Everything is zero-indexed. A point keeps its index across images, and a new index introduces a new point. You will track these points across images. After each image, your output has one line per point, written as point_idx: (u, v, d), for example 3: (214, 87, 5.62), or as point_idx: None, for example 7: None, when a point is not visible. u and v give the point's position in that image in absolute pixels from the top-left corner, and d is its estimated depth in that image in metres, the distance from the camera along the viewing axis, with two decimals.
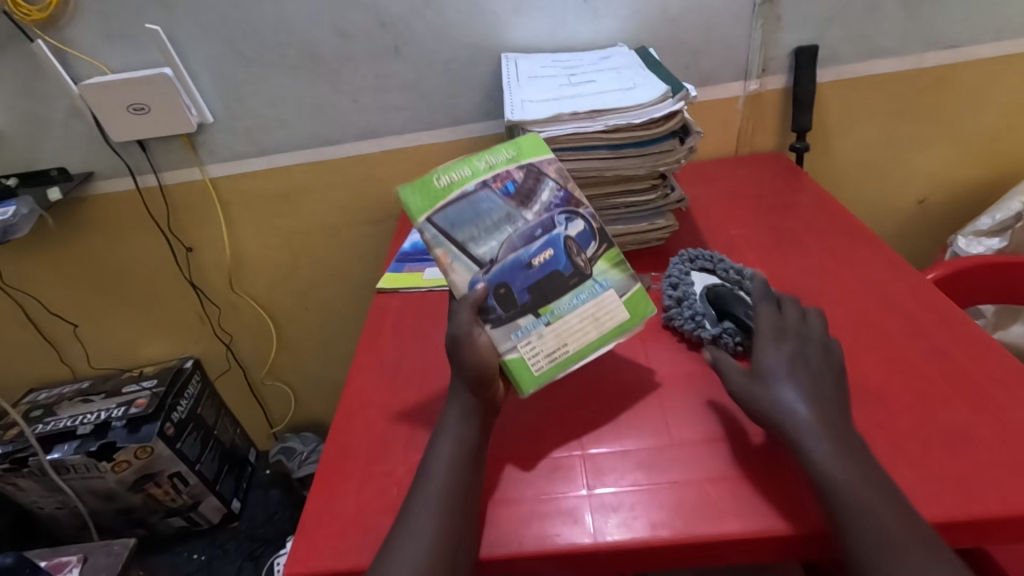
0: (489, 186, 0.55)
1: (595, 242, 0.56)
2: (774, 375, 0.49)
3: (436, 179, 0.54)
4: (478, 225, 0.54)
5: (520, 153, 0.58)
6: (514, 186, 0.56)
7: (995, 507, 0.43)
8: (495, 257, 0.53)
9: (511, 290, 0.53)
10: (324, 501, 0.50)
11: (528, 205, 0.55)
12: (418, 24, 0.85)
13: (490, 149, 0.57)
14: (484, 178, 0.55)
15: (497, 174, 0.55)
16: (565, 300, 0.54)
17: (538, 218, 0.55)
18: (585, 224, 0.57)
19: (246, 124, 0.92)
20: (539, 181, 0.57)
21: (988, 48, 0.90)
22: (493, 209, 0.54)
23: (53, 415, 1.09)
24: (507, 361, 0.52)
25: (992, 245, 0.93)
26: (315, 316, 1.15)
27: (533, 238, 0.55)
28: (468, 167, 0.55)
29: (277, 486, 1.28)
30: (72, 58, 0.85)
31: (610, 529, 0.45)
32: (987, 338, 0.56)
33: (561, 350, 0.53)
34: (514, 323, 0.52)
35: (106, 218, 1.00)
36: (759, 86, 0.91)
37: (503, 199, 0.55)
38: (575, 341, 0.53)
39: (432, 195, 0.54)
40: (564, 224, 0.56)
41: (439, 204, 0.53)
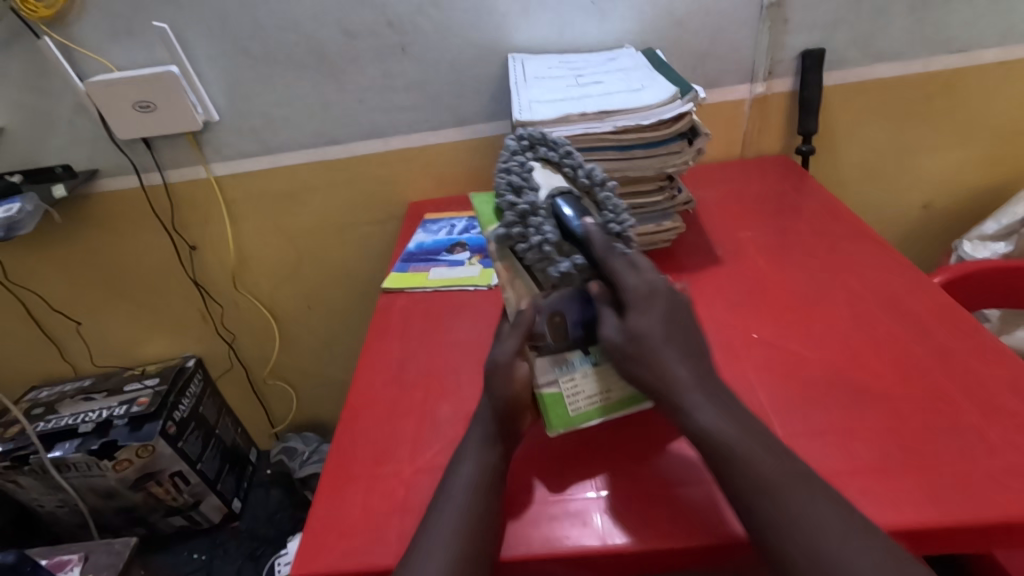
0: None
1: None
2: (654, 342, 0.46)
3: None
4: None
5: None
6: None
7: (1008, 511, 0.43)
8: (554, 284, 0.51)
9: (566, 321, 0.52)
10: (331, 500, 0.50)
11: None
12: (425, 23, 0.85)
13: (556, 171, 0.59)
14: (550, 200, 0.55)
15: (561, 199, 0.56)
16: None
17: None
18: None
19: (252, 123, 0.92)
20: (600, 214, 0.56)
21: (995, 52, 0.90)
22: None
23: (55, 413, 1.09)
24: (541, 395, 0.51)
25: (997, 250, 0.93)
26: (318, 315, 1.14)
27: None
28: (538, 183, 0.57)
29: (278, 486, 1.23)
30: (78, 55, 0.85)
31: (620, 531, 0.45)
32: (996, 342, 0.56)
33: (602, 395, 0.52)
34: (561, 356, 0.52)
35: (110, 216, 1.00)
36: (766, 89, 0.91)
37: None
38: (619, 389, 0.52)
39: (500, 208, 0.56)
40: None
41: None
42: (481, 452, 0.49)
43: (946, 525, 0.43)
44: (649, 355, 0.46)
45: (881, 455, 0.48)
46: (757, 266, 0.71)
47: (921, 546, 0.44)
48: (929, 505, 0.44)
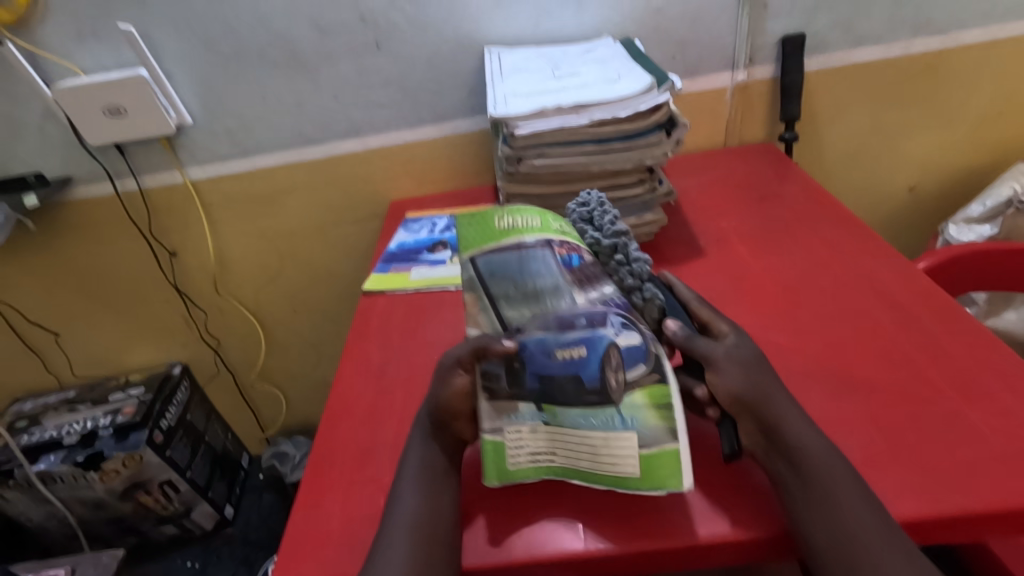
0: (551, 247, 0.49)
1: (643, 365, 0.47)
2: (767, 381, 0.46)
3: (498, 218, 0.51)
4: (516, 285, 0.49)
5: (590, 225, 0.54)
6: (577, 261, 0.49)
7: (992, 501, 0.42)
8: (519, 326, 0.48)
9: (523, 367, 0.47)
10: (311, 510, 0.49)
11: (584, 287, 0.48)
12: (399, 18, 0.83)
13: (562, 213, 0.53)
14: (550, 238, 0.49)
15: (565, 241, 0.50)
16: (574, 414, 0.47)
17: (589, 306, 0.47)
18: (641, 338, 0.47)
19: (226, 125, 0.90)
20: (601, 273, 0.50)
21: (976, 32, 0.89)
22: (541, 275, 0.48)
23: (38, 425, 1.07)
24: (485, 440, 0.48)
25: (983, 232, 0.92)
26: (304, 318, 1.13)
27: (570, 326, 0.47)
28: (540, 219, 0.51)
29: (271, 490, 1.25)
30: (43, 60, 0.82)
31: (602, 533, 0.44)
32: (981, 327, 0.55)
33: (547, 456, 0.48)
34: (509, 405, 0.48)
35: (87, 224, 0.98)
36: (747, 76, 0.90)
37: (560, 267, 0.48)
38: (563, 456, 0.47)
39: (488, 234, 0.50)
40: (615, 327, 0.47)
41: (490, 246, 0.49)
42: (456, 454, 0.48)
43: (928, 516, 0.42)
44: (754, 394, 0.45)
45: (865, 446, 0.47)
46: (741, 256, 0.70)
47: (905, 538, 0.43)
48: (910, 495, 0.43)
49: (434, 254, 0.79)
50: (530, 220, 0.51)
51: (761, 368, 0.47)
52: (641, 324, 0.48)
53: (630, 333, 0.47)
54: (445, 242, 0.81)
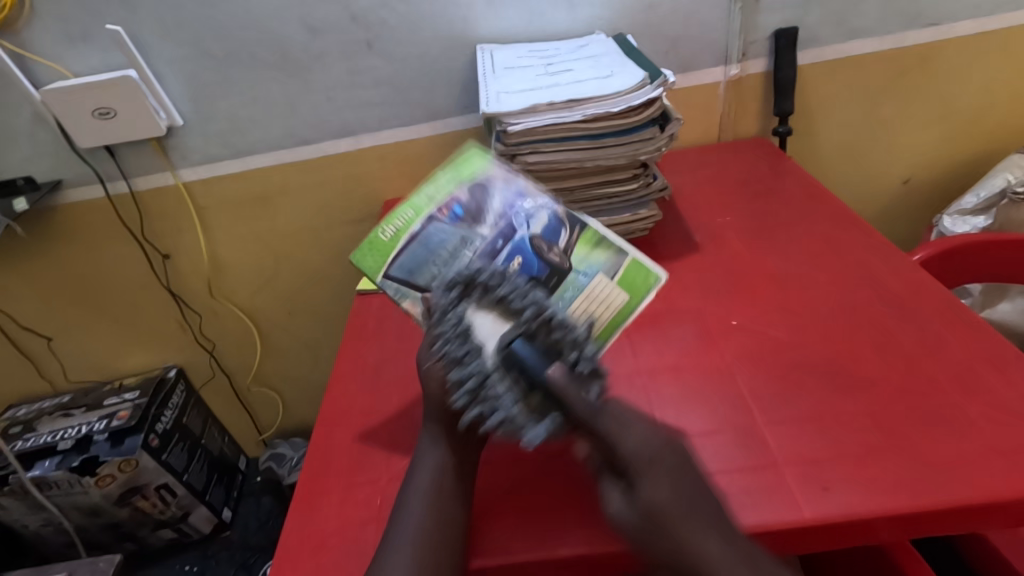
0: (436, 218, 0.57)
1: (564, 231, 0.58)
2: (676, 518, 0.40)
3: (382, 233, 0.57)
4: (436, 262, 0.55)
5: (461, 173, 0.60)
6: (461, 209, 0.57)
7: (989, 491, 0.42)
8: None
9: None
10: (308, 513, 0.49)
11: (480, 221, 0.57)
12: (390, 17, 0.83)
13: (430, 180, 0.59)
14: (429, 213, 0.57)
15: (441, 204, 0.57)
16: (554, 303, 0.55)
17: (496, 228, 0.57)
18: (547, 216, 0.58)
19: (218, 126, 0.90)
20: (483, 197, 0.58)
21: (968, 24, 0.89)
22: (445, 239, 0.56)
23: (32, 431, 1.06)
24: None
25: (978, 224, 0.92)
26: (300, 320, 1.13)
27: (497, 250, 0.55)
28: (409, 208, 0.58)
29: (269, 494, 1.24)
30: (31, 63, 0.82)
31: (600, 531, 0.44)
32: (978, 319, 0.55)
33: None
34: None
35: (78, 228, 0.97)
36: (740, 71, 0.90)
37: (453, 225, 0.57)
38: None
39: (383, 250, 0.57)
40: (525, 224, 0.57)
41: (392, 256, 0.56)
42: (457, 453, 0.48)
43: (927, 507, 0.42)
44: (646, 536, 0.40)
45: (865, 439, 0.47)
46: (736, 251, 0.70)
47: (905, 530, 0.43)
48: (910, 487, 0.43)
49: None
50: (431, 189, 0.59)
51: (660, 529, 0.40)
52: (538, 203, 0.59)
53: (538, 218, 0.58)
54: None
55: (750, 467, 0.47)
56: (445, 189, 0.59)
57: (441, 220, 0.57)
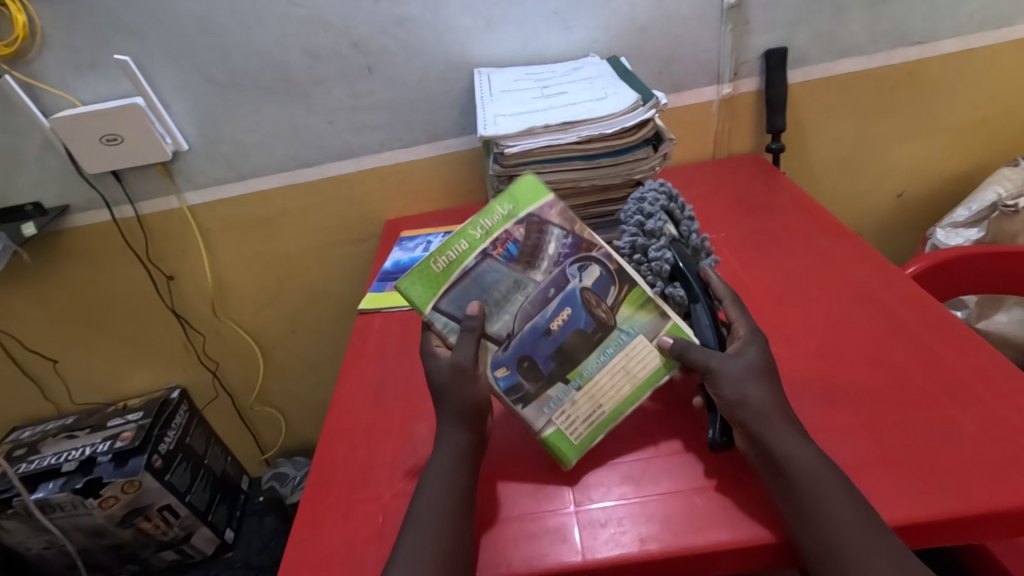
0: (489, 255, 0.50)
1: (614, 287, 0.53)
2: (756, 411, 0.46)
3: (433, 262, 0.50)
4: (487, 302, 0.51)
5: (517, 205, 0.51)
6: (516, 248, 0.51)
7: (981, 502, 0.42)
8: (510, 331, 0.51)
9: (535, 360, 0.51)
10: (312, 531, 0.49)
11: (536, 265, 0.51)
12: (390, 43, 0.85)
13: (484, 209, 0.51)
14: (483, 247, 0.50)
15: (496, 239, 0.50)
16: (592, 359, 0.52)
17: (549, 276, 0.51)
18: (600, 268, 0.53)
19: (222, 150, 0.92)
20: (542, 234, 0.51)
21: (953, 42, 0.91)
22: (498, 281, 0.50)
23: (37, 453, 1.06)
24: (545, 437, 0.49)
25: (970, 237, 0.94)
26: (301, 339, 1.14)
27: (547, 300, 0.51)
28: (464, 238, 0.50)
29: (272, 513, 1.24)
30: (41, 92, 0.84)
31: (600, 545, 0.44)
32: (969, 331, 0.56)
33: (597, 413, 0.50)
34: (543, 396, 0.51)
35: (85, 251, 0.99)
36: (733, 90, 0.92)
37: (507, 266, 0.50)
38: (609, 401, 0.51)
39: (433, 282, 0.50)
40: (578, 275, 0.52)
41: (442, 290, 0.50)
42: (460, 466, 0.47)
43: (923, 518, 0.42)
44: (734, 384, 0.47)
45: (858, 452, 0.48)
46: (732, 266, 0.71)
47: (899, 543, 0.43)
48: (905, 499, 0.44)
49: None
50: (484, 221, 0.50)
51: (759, 378, 0.48)
52: (594, 254, 0.53)
53: (589, 267, 0.53)
54: None
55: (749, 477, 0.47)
56: (496, 226, 0.50)
57: (495, 261, 0.50)
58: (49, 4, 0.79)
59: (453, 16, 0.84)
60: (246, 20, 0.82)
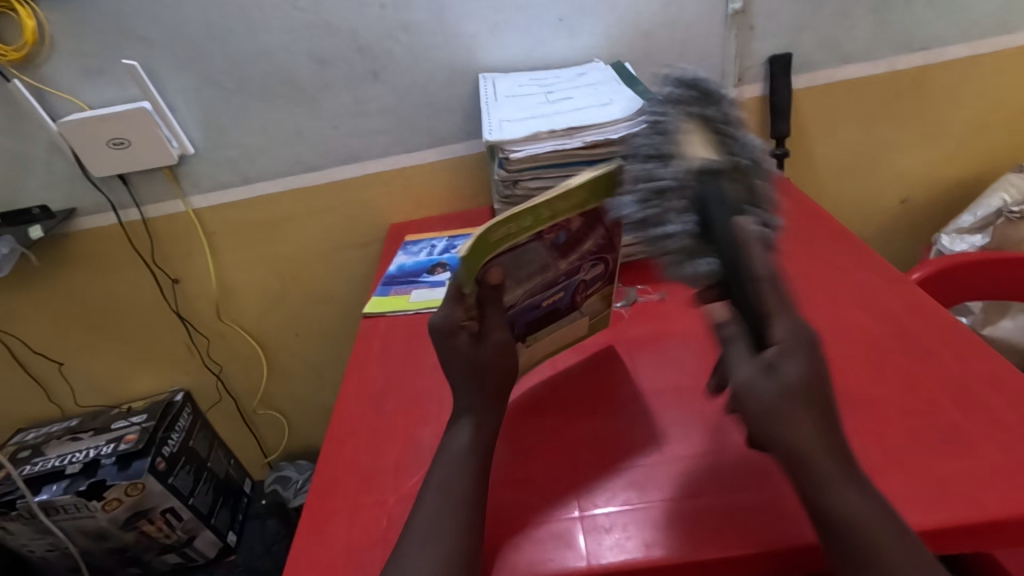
0: (542, 237, 0.51)
1: (601, 281, 0.60)
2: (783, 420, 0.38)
3: (492, 233, 0.47)
4: (517, 274, 0.52)
5: (590, 197, 0.52)
6: (564, 238, 0.53)
7: (987, 511, 0.42)
8: (518, 300, 0.53)
9: (518, 325, 0.55)
10: (316, 535, 0.49)
11: (567, 255, 0.54)
12: (395, 48, 0.86)
13: (561, 194, 0.50)
14: (541, 229, 0.50)
15: (554, 226, 0.51)
16: (549, 328, 0.59)
17: (569, 266, 0.56)
18: (602, 268, 0.59)
19: (228, 154, 0.92)
20: (590, 228, 0.54)
21: (958, 48, 0.91)
22: (535, 258, 0.52)
23: (41, 455, 1.07)
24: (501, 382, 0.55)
25: (975, 242, 0.93)
26: (305, 342, 1.14)
27: (556, 284, 0.56)
28: (529, 216, 0.49)
29: (275, 517, 1.24)
30: (49, 96, 0.85)
31: (605, 551, 0.44)
32: (975, 339, 0.56)
33: (529, 360, 0.59)
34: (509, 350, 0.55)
35: (91, 254, 0.99)
36: (737, 95, 0.92)
37: (550, 251, 0.53)
38: (541, 352, 0.60)
39: (486, 251, 0.48)
40: (586, 269, 0.58)
41: (489, 257, 0.49)
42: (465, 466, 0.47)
43: (930, 526, 0.42)
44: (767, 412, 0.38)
45: (864, 459, 0.47)
46: None
47: None
48: (912, 507, 0.43)
49: (433, 276, 0.80)
50: (564, 203, 0.51)
51: (802, 403, 0.38)
52: (608, 255, 0.58)
53: (598, 266, 0.58)
54: (444, 264, 0.82)
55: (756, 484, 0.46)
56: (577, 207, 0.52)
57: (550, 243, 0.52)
58: (58, 9, 0.79)
59: (458, 21, 0.85)
60: (253, 26, 0.83)
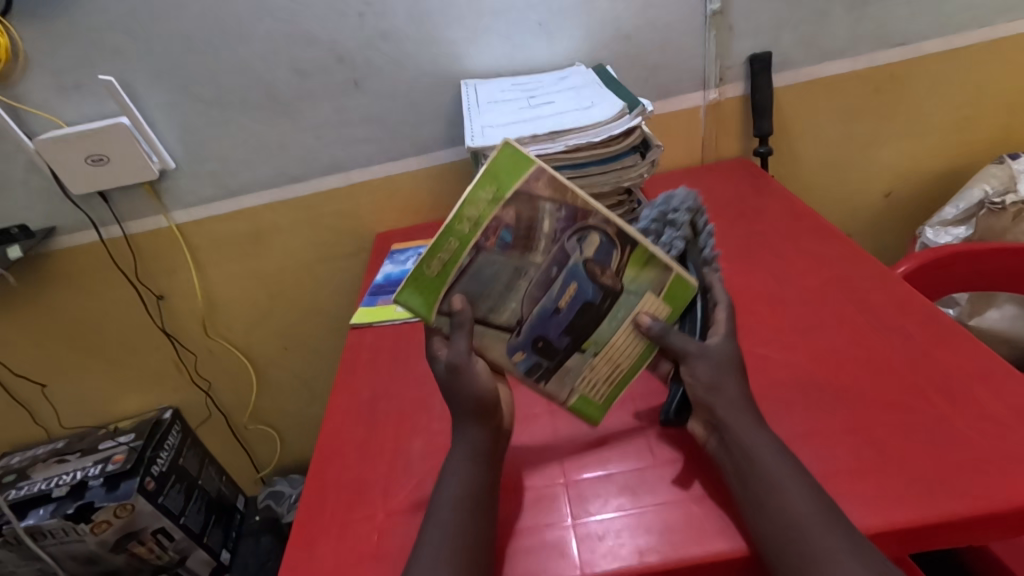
0: (484, 248, 0.46)
1: (616, 251, 0.48)
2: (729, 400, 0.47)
3: (426, 268, 0.46)
4: (491, 294, 0.48)
5: (502, 184, 0.44)
6: (509, 233, 0.46)
7: (982, 502, 0.42)
8: (519, 317, 0.49)
9: (549, 340, 0.50)
10: (305, 553, 0.48)
11: (533, 246, 0.47)
12: (375, 56, 0.85)
13: (466, 199, 0.44)
14: (475, 242, 0.45)
15: (486, 230, 0.45)
16: (605, 327, 0.50)
17: (549, 255, 0.47)
18: (600, 236, 0.48)
19: (209, 168, 0.91)
20: (534, 212, 0.46)
21: (935, 43, 0.92)
22: (497, 271, 0.47)
23: (27, 479, 1.04)
24: (571, 405, 0.52)
25: (959, 234, 0.95)
26: (294, 355, 1.12)
27: (551, 281, 0.48)
28: (451, 238, 0.45)
29: (269, 534, 1.19)
30: (25, 114, 0.84)
31: (599, 558, 0.43)
32: (962, 330, 0.56)
33: (617, 371, 0.52)
34: (562, 368, 0.51)
35: (72, 273, 0.98)
36: (719, 95, 0.92)
37: (504, 254, 0.46)
38: (626, 357, 0.52)
39: (430, 288, 0.47)
40: (578, 248, 0.48)
41: (443, 292, 0.47)
42: (458, 473, 0.47)
43: (926, 522, 0.42)
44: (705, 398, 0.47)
45: (855, 454, 0.47)
46: (724, 271, 0.71)
47: (900, 547, 0.43)
48: (906, 501, 0.43)
49: None
50: (449, 253, 0.45)
51: (731, 372, 0.49)
52: (591, 222, 0.47)
53: (590, 235, 0.48)
54: None
55: None
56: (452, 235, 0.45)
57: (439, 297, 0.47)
58: (32, 25, 0.78)
59: (439, 28, 0.84)
60: (232, 39, 0.82)
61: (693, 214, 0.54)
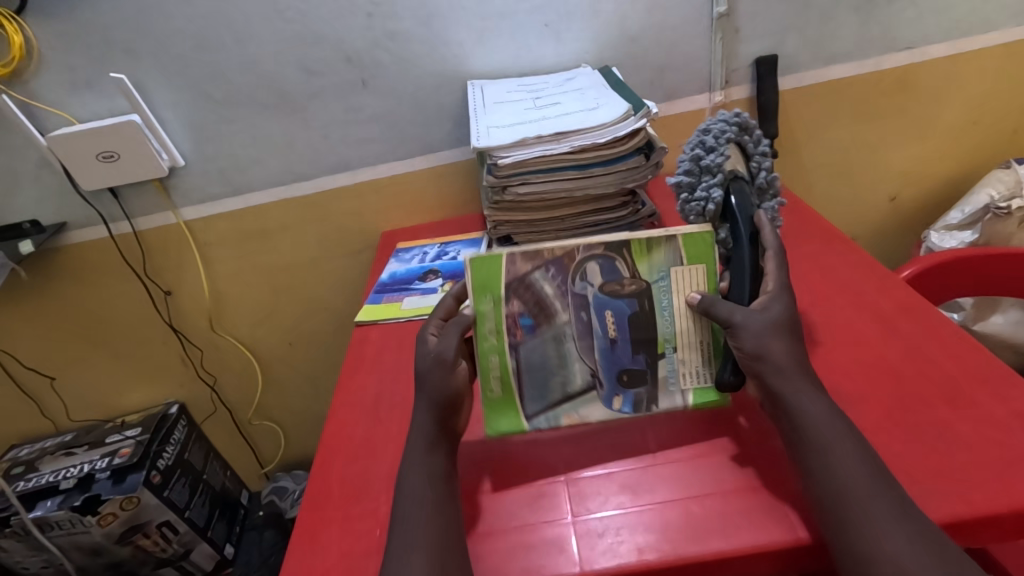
0: (517, 339, 0.53)
1: (618, 262, 0.53)
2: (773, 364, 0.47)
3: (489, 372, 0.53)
4: (553, 368, 0.53)
5: (491, 286, 0.52)
6: (528, 316, 0.53)
7: (981, 505, 0.42)
8: (591, 371, 0.53)
9: (629, 368, 0.53)
10: (308, 547, 0.49)
11: (551, 311, 0.53)
12: (383, 56, 0.86)
13: (476, 323, 0.52)
14: (507, 340, 0.53)
15: (509, 327, 0.53)
16: (663, 326, 0.53)
17: (570, 308, 0.53)
18: (596, 262, 0.53)
19: (218, 166, 0.92)
20: (532, 287, 0.53)
21: (942, 47, 0.92)
22: (543, 350, 0.53)
23: (35, 471, 1.06)
24: (694, 404, 0.53)
25: (965, 238, 0.95)
26: (300, 351, 1.13)
27: (589, 324, 0.53)
28: (492, 358, 0.53)
29: (273, 528, 1.20)
30: (37, 111, 0.85)
31: (598, 555, 0.43)
32: (964, 334, 0.56)
33: (703, 345, 0.53)
34: (660, 381, 0.53)
35: (82, 268, 0.99)
36: (724, 97, 0.93)
37: (536, 334, 0.53)
38: (700, 329, 0.53)
39: (508, 398, 0.53)
40: (586, 283, 0.53)
41: (517, 392, 0.53)
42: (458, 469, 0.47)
43: None
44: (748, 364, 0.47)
45: None
46: None
47: None
48: None
49: (425, 282, 0.80)
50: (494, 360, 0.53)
51: (780, 334, 0.48)
52: (580, 262, 0.53)
53: (588, 268, 0.53)
54: (436, 270, 0.82)
55: (744, 488, 0.46)
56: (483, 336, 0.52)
57: (457, 327, 0.52)
58: (45, 23, 0.80)
59: (446, 29, 0.85)
60: (241, 38, 0.83)
61: (739, 131, 0.57)
